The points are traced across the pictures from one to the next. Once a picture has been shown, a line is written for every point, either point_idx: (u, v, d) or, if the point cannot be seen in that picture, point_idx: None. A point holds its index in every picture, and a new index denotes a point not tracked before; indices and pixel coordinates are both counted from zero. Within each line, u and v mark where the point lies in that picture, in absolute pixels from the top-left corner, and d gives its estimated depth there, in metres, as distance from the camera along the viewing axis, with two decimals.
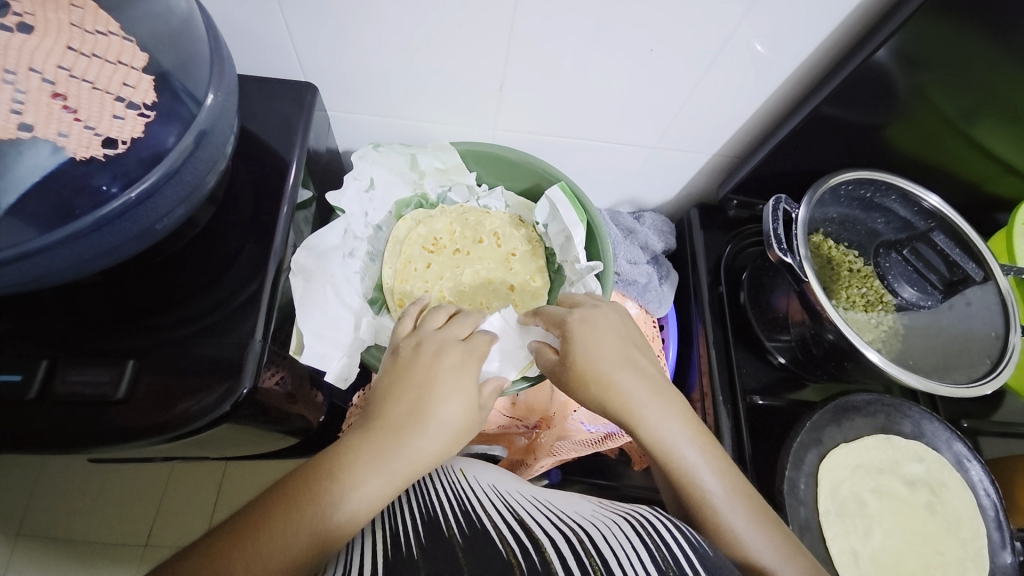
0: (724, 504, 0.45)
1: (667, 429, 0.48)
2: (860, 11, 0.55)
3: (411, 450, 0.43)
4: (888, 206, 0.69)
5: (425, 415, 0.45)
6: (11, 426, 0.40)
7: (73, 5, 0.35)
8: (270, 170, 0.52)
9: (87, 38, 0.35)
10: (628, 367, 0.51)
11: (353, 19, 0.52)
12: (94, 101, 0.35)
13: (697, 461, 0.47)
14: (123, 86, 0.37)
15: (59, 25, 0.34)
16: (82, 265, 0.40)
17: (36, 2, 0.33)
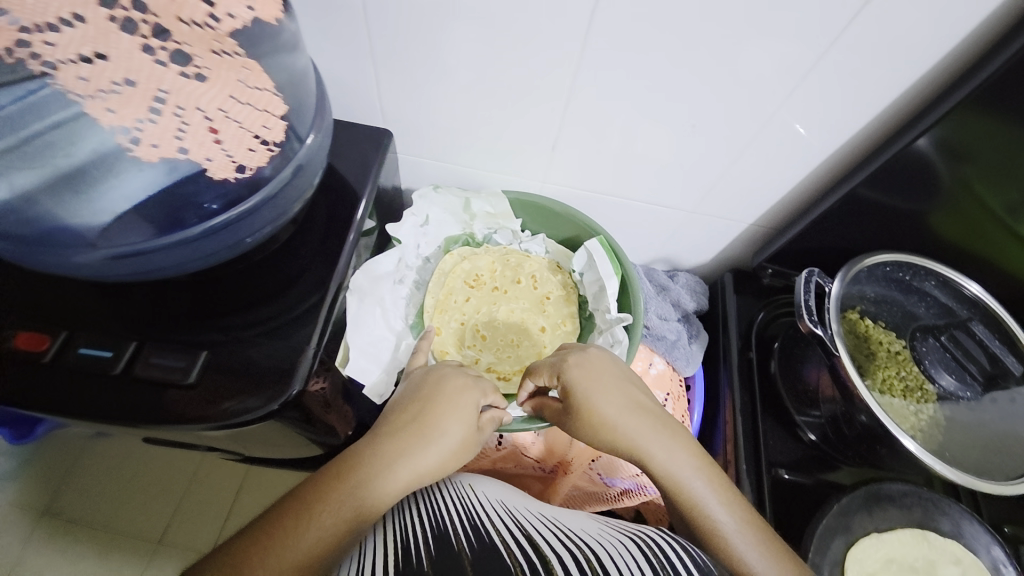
0: (736, 535, 0.45)
1: (672, 458, 0.49)
2: (902, 101, 0.58)
3: (419, 456, 0.47)
4: (926, 290, 0.70)
5: (426, 429, 0.50)
6: (96, 396, 0.45)
7: (243, 65, 0.37)
8: (343, 200, 0.59)
9: (246, 92, 0.37)
10: (626, 403, 0.53)
11: (433, 78, 0.60)
12: (237, 137, 0.38)
13: (704, 490, 0.47)
14: (262, 128, 0.39)
15: (228, 80, 0.36)
16: (183, 265, 0.47)
17: (217, 61, 0.36)
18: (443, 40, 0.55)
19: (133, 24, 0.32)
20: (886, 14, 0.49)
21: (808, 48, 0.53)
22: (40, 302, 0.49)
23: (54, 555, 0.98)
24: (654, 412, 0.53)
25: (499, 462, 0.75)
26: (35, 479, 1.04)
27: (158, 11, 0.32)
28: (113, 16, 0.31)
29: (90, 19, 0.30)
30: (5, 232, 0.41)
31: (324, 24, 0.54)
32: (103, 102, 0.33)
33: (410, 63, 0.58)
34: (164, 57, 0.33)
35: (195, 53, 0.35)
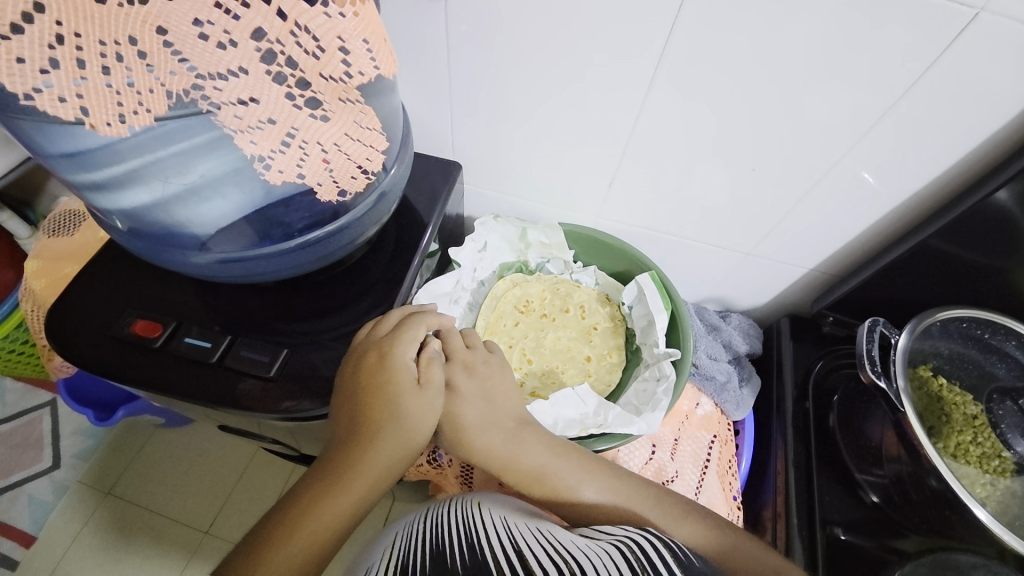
0: (598, 510, 0.50)
1: (528, 456, 0.53)
2: (978, 153, 0.57)
3: (374, 450, 0.47)
4: (1007, 351, 0.65)
5: (369, 426, 0.48)
6: (192, 380, 0.52)
7: (361, 107, 0.38)
8: (413, 223, 0.65)
9: (361, 132, 0.39)
10: (482, 407, 0.54)
11: (503, 117, 0.65)
12: (346, 168, 0.40)
13: (566, 479, 0.52)
14: (366, 160, 0.42)
15: (347, 120, 0.38)
16: (275, 272, 0.54)
17: (339, 103, 0.37)
18: (516, 84, 0.61)
19: (283, 76, 0.33)
20: (962, 68, 0.49)
21: (874, 98, 0.53)
22: (155, 295, 0.57)
23: (113, 534, 1.06)
24: (504, 408, 0.55)
25: None
26: (108, 459, 1.14)
27: (305, 68, 0.34)
28: (268, 69, 0.32)
29: (250, 71, 0.32)
30: (139, 230, 0.48)
31: (414, 69, 0.62)
32: (248, 136, 0.35)
33: (483, 104, 0.64)
34: (301, 103, 0.34)
35: (324, 99, 0.36)
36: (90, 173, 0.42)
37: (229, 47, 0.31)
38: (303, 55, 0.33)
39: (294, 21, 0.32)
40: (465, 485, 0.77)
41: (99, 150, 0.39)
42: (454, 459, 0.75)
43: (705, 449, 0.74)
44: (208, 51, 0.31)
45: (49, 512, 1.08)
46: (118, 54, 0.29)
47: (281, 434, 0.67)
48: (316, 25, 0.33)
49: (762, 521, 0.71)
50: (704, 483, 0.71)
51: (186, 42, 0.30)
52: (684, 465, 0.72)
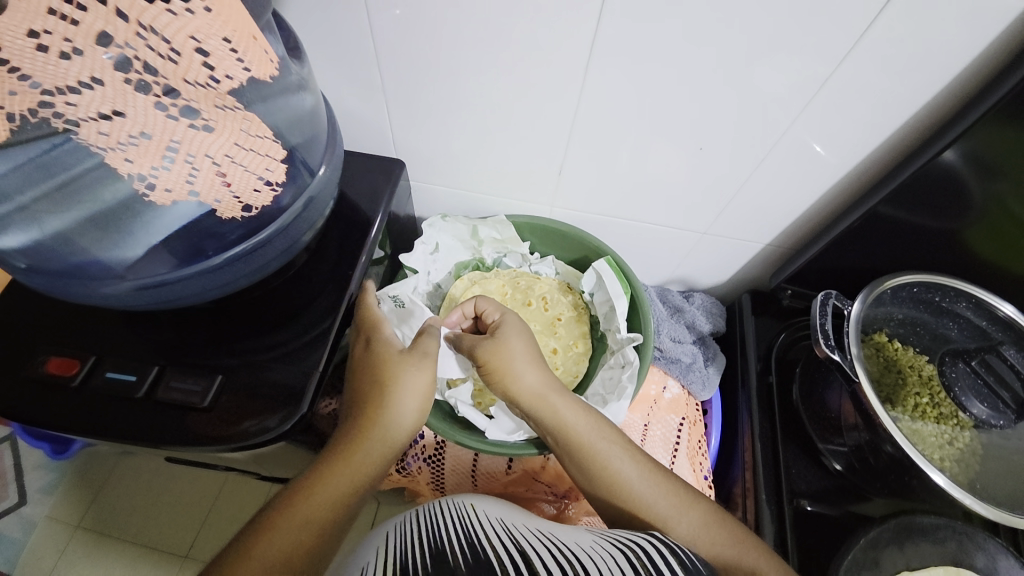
0: (640, 483, 0.51)
1: (579, 423, 0.54)
2: (921, 117, 0.57)
3: (385, 422, 0.51)
4: (958, 312, 0.67)
5: (392, 384, 0.52)
6: (119, 417, 0.48)
7: (246, 116, 0.35)
8: (356, 226, 0.62)
9: (253, 140, 0.36)
10: (536, 366, 0.57)
11: (442, 109, 0.62)
12: (245, 179, 0.37)
13: (612, 452, 0.53)
14: (266, 170, 0.38)
15: (233, 130, 0.34)
16: (203, 294, 0.50)
17: (220, 111, 0.34)
18: (452, 74, 0.57)
19: (146, 85, 0.30)
20: (899, 29, 0.48)
21: (818, 64, 0.52)
22: (75, 328, 0.52)
23: (85, 569, 1.01)
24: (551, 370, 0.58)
25: (511, 485, 0.73)
26: (75, 491, 1.09)
27: (167, 75, 0.31)
28: (127, 78, 0.29)
29: (106, 81, 0.29)
30: (40, 267, 0.43)
31: (341, 63, 0.58)
32: (121, 154, 0.31)
33: (421, 97, 0.61)
34: (176, 113, 0.31)
35: (201, 108, 0.33)
36: None
37: (75, 56, 0.27)
38: (159, 59, 0.30)
39: (139, 23, 0.28)
40: (438, 490, 0.75)
41: None
42: (424, 465, 0.73)
43: (674, 433, 0.74)
44: (51, 63, 0.27)
45: (19, 550, 1.02)
46: None
47: (236, 459, 0.63)
48: (164, 26, 0.29)
49: (734, 497, 0.72)
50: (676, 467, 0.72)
51: (24, 57, 0.26)
52: (655, 450, 0.72)
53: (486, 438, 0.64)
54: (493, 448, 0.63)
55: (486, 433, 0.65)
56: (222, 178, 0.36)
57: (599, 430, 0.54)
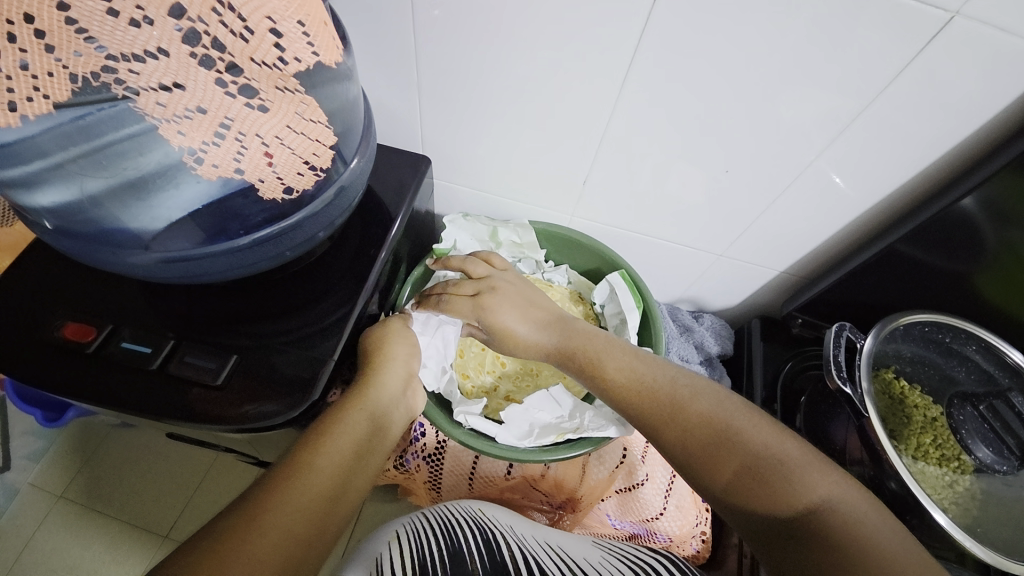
0: (644, 378, 0.54)
1: (580, 342, 0.59)
2: (944, 161, 0.57)
3: (372, 390, 0.54)
4: (967, 355, 0.67)
5: (383, 355, 0.57)
6: (128, 388, 0.48)
7: (302, 98, 0.35)
8: (379, 220, 0.62)
9: (305, 125, 0.36)
10: (534, 328, 0.61)
11: (475, 111, 0.63)
12: (290, 162, 0.37)
13: (609, 355, 0.57)
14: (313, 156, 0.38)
15: (287, 111, 0.34)
16: (224, 273, 0.50)
17: (277, 92, 0.34)
18: (489, 78, 0.58)
19: (210, 60, 0.30)
20: (930, 74, 0.49)
21: (848, 101, 0.53)
22: (92, 295, 0.52)
23: (65, 541, 0.99)
24: (544, 309, 0.63)
25: (507, 491, 0.73)
26: (60, 461, 1.07)
27: (233, 51, 0.31)
28: (192, 51, 0.29)
29: (172, 53, 0.29)
30: (68, 229, 0.44)
31: (380, 56, 0.58)
32: (175, 126, 0.31)
33: (455, 97, 0.61)
34: (234, 91, 0.31)
35: (261, 87, 0.33)
36: (3, 171, 0.39)
37: (145, 25, 0.28)
38: (229, 36, 0.30)
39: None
40: (433, 490, 0.75)
41: (17, 143, 0.36)
42: (422, 464, 0.73)
43: None
44: (120, 29, 0.28)
45: None
46: (9, 33, 0.26)
47: (236, 442, 0.63)
48: (241, 4, 0.30)
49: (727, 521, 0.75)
50: (675, 485, 0.71)
51: (93, 19, 0.27)
52: (655, 467, 0.71)
53: (497, 443, 0.64)
54: (506, 452, 0.63)
55: (496, 438, 0.64)
56: (268, 159, 0.36)
57: (603, 347, 0.58)
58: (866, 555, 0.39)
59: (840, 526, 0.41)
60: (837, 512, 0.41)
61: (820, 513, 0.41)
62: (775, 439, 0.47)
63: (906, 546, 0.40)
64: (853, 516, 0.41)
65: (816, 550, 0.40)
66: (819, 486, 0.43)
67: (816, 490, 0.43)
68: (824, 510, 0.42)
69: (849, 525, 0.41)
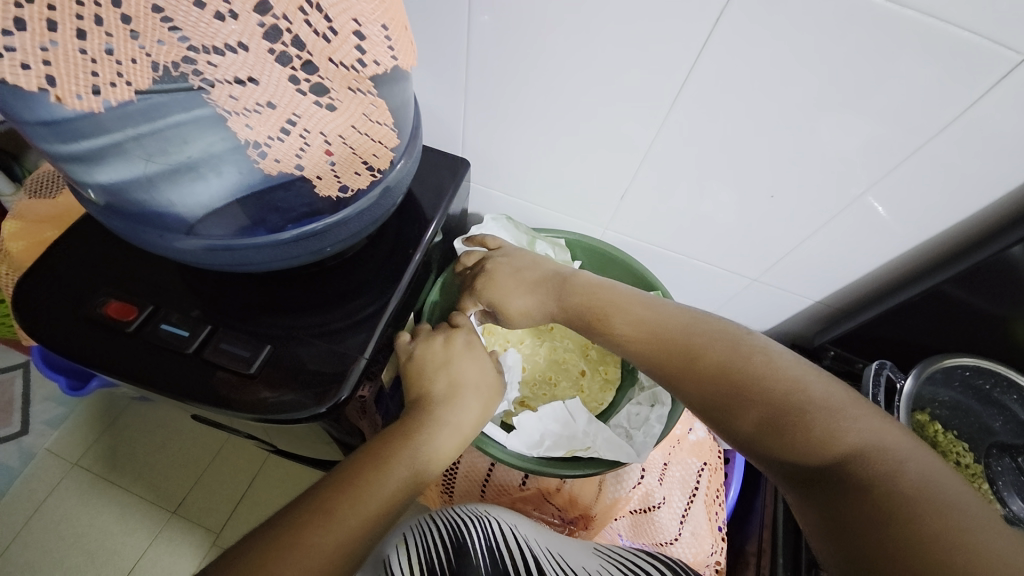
0: (649, 322, 0.54)
1: (584, 290, 0.60)
2: (1001, 204, 0.55)
3: (442, 419, 0.54)
4: (1006, 404, 0.64)
5: (457, 384, 0.58)
6: (163, 369, 0.48)
7: (372, 100, 0.36)
8: (415, 220, 0.62)
9: (369, 126, 0.36)
10: (533, 296, 0.62)
11: (519, 119, 0.63)
12: (348, 161, 0.38)
13: (616, 299, 0.58)
14: (371, 156, 0.39)
15: (355, 112, 0.35)
16: (265, 264, 0.50)
17: (348, 93, 0.34)
18: (536, 87, 0.58)
19: (287, 57, 0.30)
20: (998, 115, 0.47)
21: (907, 135, 0.51)
22: (135, 275, 0.53)
23: (76, 507, 1.01)
24: (545, 272, 0.64)
25: (519, 502, 0.71)
26: (79, 428, 1.10)
27: (312, 50, 0.31)
28: (271, 48, 0.30)
29: (251, 48, 0.29)
30: (119, 208, 0.45)
31: (431, 58, 0.58)
32: (244, 119, 0.32)
33: (500, 104, 0.61)
34: (306, 89, 0.32)
35: (333, 86, 0.33)
36: (65, 146, 0.39)
37: (228, 19, 0.28)
38: (311, 36, 0.30)
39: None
40: (444, 494, 0.73)
41: (79, 121, 0.36)
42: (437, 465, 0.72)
43: (694, 477, 0.73)
44: (204, 22, 0.28)
45: (13, 478, 1.03)
46: (97, 16, 0.26)
47: (256, 428, 0.64)
48: (329, 5, 0.31)
49: (744, 555, 0.73)
50: (691, 510, 0.71)
51: (179, 9, 0.27)
52: (671, 490, 0.71)
53: (505, 449, 0.63)
54: (515, 461, 0.62)
55: (505, 444, 0.63)
56: (328, 155, 0.37)
57: (616, 299, 0.58)
58: (906, 502, 0.35)
59: (879, 470, 0.38)
60: (871, 454, 0.39)
61: (859, 454, 0.39)
62: (800, 380, 0.45)
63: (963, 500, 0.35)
64: (889, 461, 0.38)
65: (850, 493, 0.37)
66: (849, 431, 0.41)
67: (844, 436, 0.40)
68: (854, 457, 0.39)
69: (885, 469, 0.37)
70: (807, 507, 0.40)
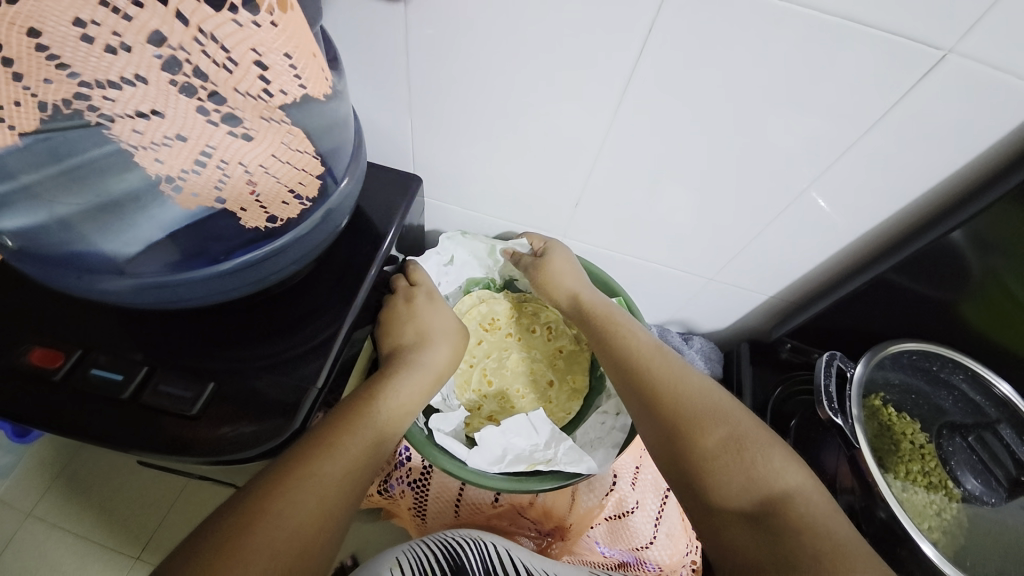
0: (655, 344, 0.60)
1: (604, 300, 0.66)
2: (934, 192, 0.58)
3: (402, 369, 0.58)
4: (954, 384, 0.68)
5: (426, 333, 0.63)
6: (97, 419, 0.45)
7: (289, 128, 0.36)
8: (368, 238, 0.61)
9: (289, 153, 0.37)
10: (584, 286, 0.68)
11: (468, 133, 0.62)
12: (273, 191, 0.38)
13: (630, 320, 0.63)
14: (298, 185, 0.40)
15: (274, 139, 0.35)
16: (205, 298, 0.47)
17: (262, 122, 0.34)
18: (483, 99, 0.57)
19: (191, 88, 0.30)
20: (926, 106, 0.49)
21: (845, 131, 0.53)
22: (62, 319, 0.50)
23: (26, 563, 0.93)
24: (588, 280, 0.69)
25: (494, 518, 0.71)
26: (19, 477, 1.00)
27: (215, 81, 0.31)
28: (172, 80, 0.29)
29: (150, 80, 0.29)
30: (31, 250, 0.41)
31: (372, 72, 0.57)
32: (151, 154, 0.32)
33: (448, 117, 0.61)
34: (216, 120, 0.32)
35: (245, 117, 0.33)
36: None
37: (121, 51, 0.27)
38: (212, 66, 0.30)
39: (199, 28, 0.29)
40: (418, 517, 0.72)
41: None
42: (407, 489, 0.71)
43: (666, 478, 0.72)
44: (94, 56, 0.27)
45: None
46: None
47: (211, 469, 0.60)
48: (225, 35, 0.30)
49: None
50: (664, 512, 0.71)
51: (65, 45, 0.26)
52: (645, 494, 0.71)
53: (468, 468, 0.61)
54: (478, 479, 0.61)
55: (467, 462, 0.61)
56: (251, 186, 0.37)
57: (627, 321, 0.63)
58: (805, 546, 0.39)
59: (799, 517, 0.41)
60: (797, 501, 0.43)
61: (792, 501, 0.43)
62: (749, 428, 0.49)
63: (865, 547, 0.40)
64: (800, 510, 0.42)
65: (780, 531, 0.40)
66: (780, 479, 0.45)
67: (778, 479, 0.45)
68: (782, 499, 0.43)
69: (801, 516, 0.41)
70: (713, 539, 0.44)
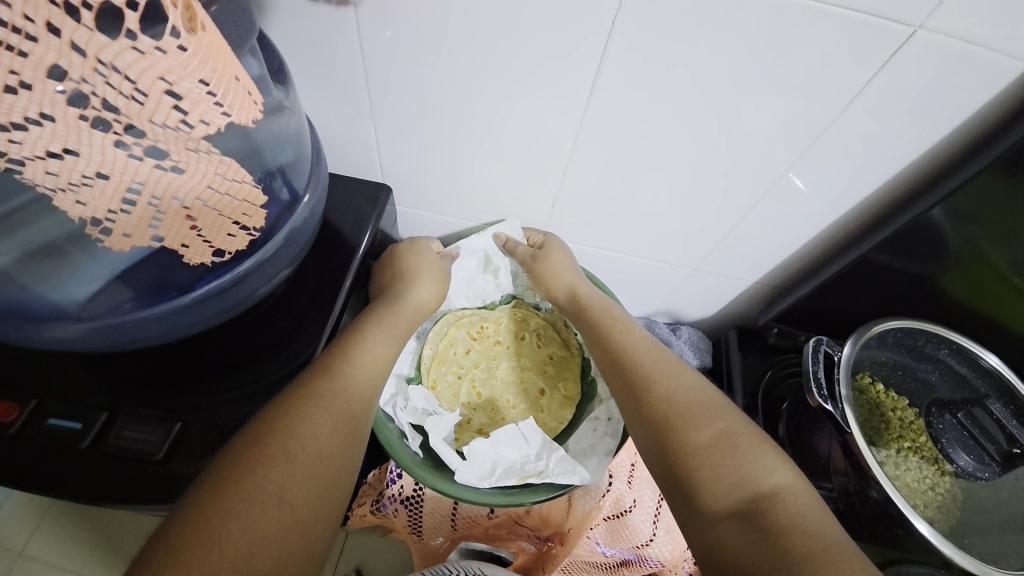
0: (651, 342, 0.60)
1: (597, 297, 0.67)
2: (912, 168, 0.57)
3: (392, 307, 0.60)
4: (939, 358, 0.68)
5: (413, 272, 0.64)
6: (59, 472, 0.43)
7: (224, 157, 0.35)
8: (339, 254, 0.58)
9: (225, 184, 0.36)
10: (582, 280, 0.68)
11: (434, 138, 0.60)
12: (216, 223, 0.38)
13: (625, 319, 0.63)
14: (243, 216, 0.39)
15: (206, 173, 0.34)
16: (166, 336, 0.45)
17: (192, 154, 0.33)
18: (447, 102, 0.55)
19: (104, 122, 0.29)
20: (898, 83, 0.48)
21: (819, 112, 0.52)
22: (16, 365, 0.47)
23: None
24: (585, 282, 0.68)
25: (492, 527, 0.72)
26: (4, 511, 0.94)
27: (129, 114, 0.29)
28: (82, 115, 0.28)
29: (58, 117, 0.27)
30: None
31: (329, 81, 0.54)
32: (72, 195, 0.31)
33: (413, 123, 0.58)
34: (139, 154, 0.31)
35: (170, 149, 0.32)
36: None
37: (22, 90, 0.26)
38: (120, 98, 0.28)
39: (98, 58, 0.27)
40: (414, 533, 0.70)
41: None
42: (400, 507, 0.69)
43: None
44: None
45: None
46: None
47: None
48: (127, 64, 0.28)
49: None
50: (662, 508, 0.70)
51: None
52: (642, 491, 0.70)
53: (457, 483, 0.60)
54: (467, 493, 0.59)
55: (457, 475, 0.60)
56: (190, 221, 0.36)
57: (621, 320, 0.63)
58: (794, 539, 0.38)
59: (791, 512, 0.40)
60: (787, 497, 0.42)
61: (780, 497, 0.42)
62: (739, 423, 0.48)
63: (853, 548, 0.38)
64: (789, 506, 0.41)
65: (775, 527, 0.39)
66: (771, 475, 0.43)
67: (767, 479, 0.43)
68: (770, 498, 0.42)
69: (791, 511, 0.40)
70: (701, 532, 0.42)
